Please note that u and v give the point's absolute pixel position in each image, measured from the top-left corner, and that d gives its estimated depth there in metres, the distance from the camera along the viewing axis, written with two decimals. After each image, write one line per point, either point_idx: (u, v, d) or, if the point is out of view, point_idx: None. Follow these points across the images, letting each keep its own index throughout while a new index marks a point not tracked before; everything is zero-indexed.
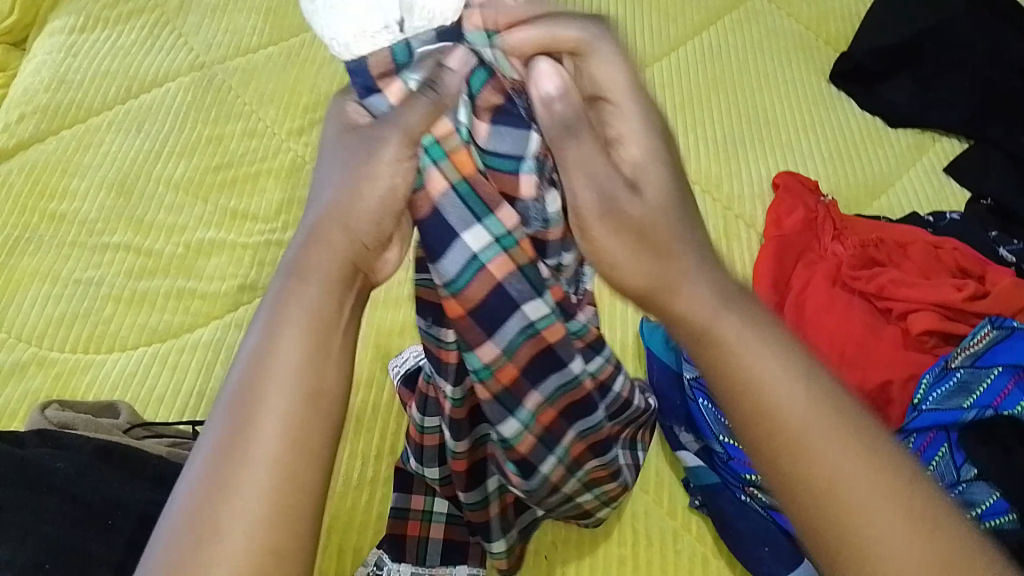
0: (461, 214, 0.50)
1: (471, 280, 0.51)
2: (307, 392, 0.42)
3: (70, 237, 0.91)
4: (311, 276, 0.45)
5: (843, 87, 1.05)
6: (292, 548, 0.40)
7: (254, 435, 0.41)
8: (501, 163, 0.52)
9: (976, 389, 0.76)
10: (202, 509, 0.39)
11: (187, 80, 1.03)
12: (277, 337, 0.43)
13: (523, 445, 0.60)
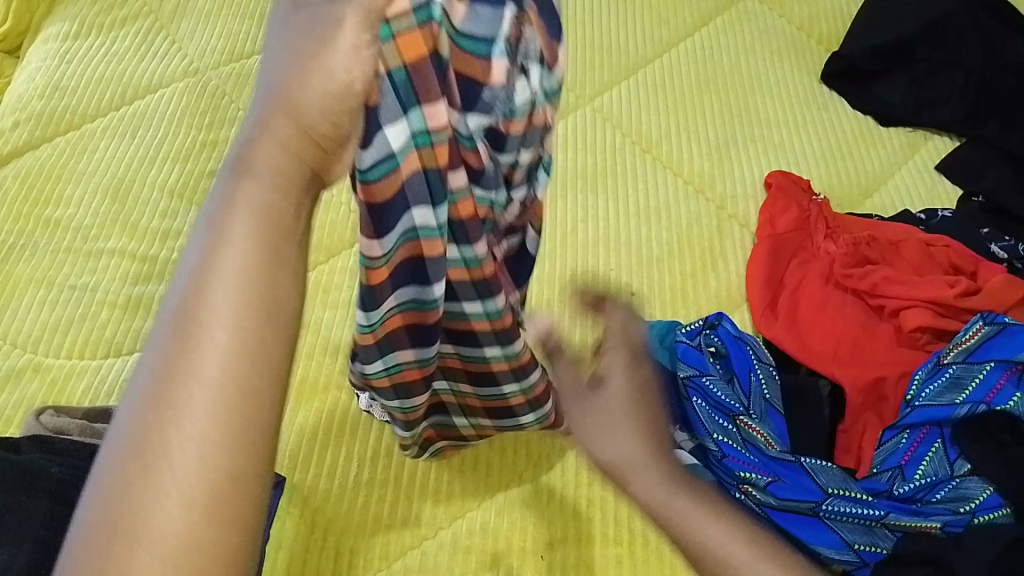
0: (392, 106, 0.41)
1: (384, 175, 0.42)
2: (261, 299, 0.35)
3: (65, 242, 0.91)
4: (261, 169, 0.37)
5: (834, 87, 1.06)
6: (253, 469, 0.34)
7: (198, 357, 0.34)
8: (472, 46, 0.43)
9: (969, 385, 0.77)
10: (145, 432, 0.33)
11: (181, 86, 1.03)
12: (219, 238, 0.36)
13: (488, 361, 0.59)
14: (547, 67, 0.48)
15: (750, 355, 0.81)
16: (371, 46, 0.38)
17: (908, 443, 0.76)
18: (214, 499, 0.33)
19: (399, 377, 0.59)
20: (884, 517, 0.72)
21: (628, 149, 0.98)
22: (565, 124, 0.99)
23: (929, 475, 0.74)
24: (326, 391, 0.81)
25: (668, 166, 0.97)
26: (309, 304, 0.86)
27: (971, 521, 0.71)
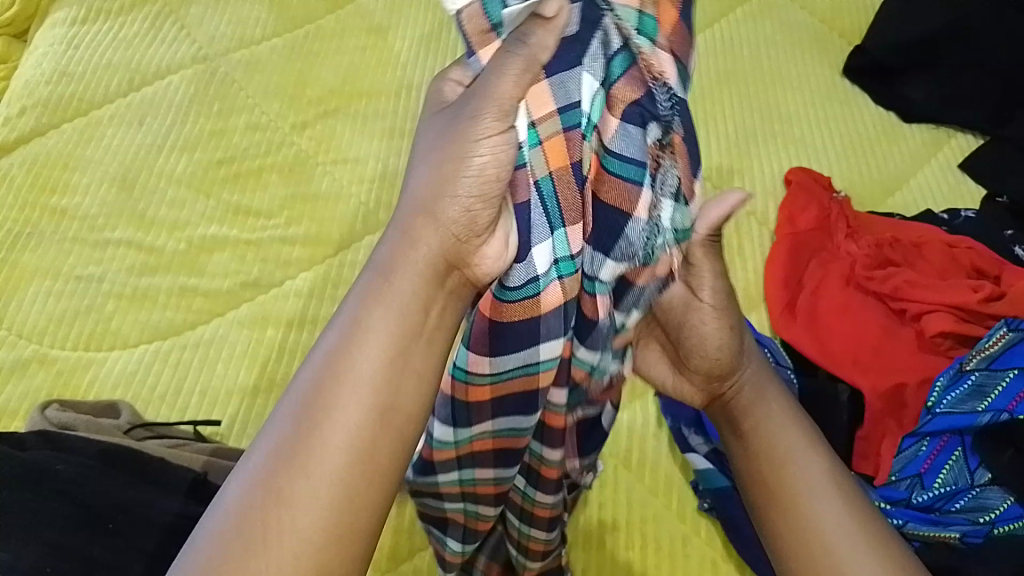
0: (540, 220, 0.49)
1: (526, 298, 0.50)
2: (381, 404, 0.46)
3: (71, 232, 0.89)
4: (397, 277, 0.48)
5: (857, 82, 1.03)
6: (347, 538, 0.44)
7: (322, 445, 0.45)
8: (620, 167, 0.50)
9: (991, 393, 0.75)
10: (277, 483, 0.44)
11: (190, 73, 1.01)
12: (360, 339, 0.47)
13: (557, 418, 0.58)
14: (683, 202, 0.52)
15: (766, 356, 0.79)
16: (506, 128, 0.46)
17: (928, 451, 0.74)
18: (315, 553, 0.43)
19: (469, 447, 0.59)
20: (903, 526, 0.71)
21: None
22: None
23: (949, 484, 0.73)
24: None
25: None
26: (317, 300, 0.87)
27: (990, 532, 0.70)
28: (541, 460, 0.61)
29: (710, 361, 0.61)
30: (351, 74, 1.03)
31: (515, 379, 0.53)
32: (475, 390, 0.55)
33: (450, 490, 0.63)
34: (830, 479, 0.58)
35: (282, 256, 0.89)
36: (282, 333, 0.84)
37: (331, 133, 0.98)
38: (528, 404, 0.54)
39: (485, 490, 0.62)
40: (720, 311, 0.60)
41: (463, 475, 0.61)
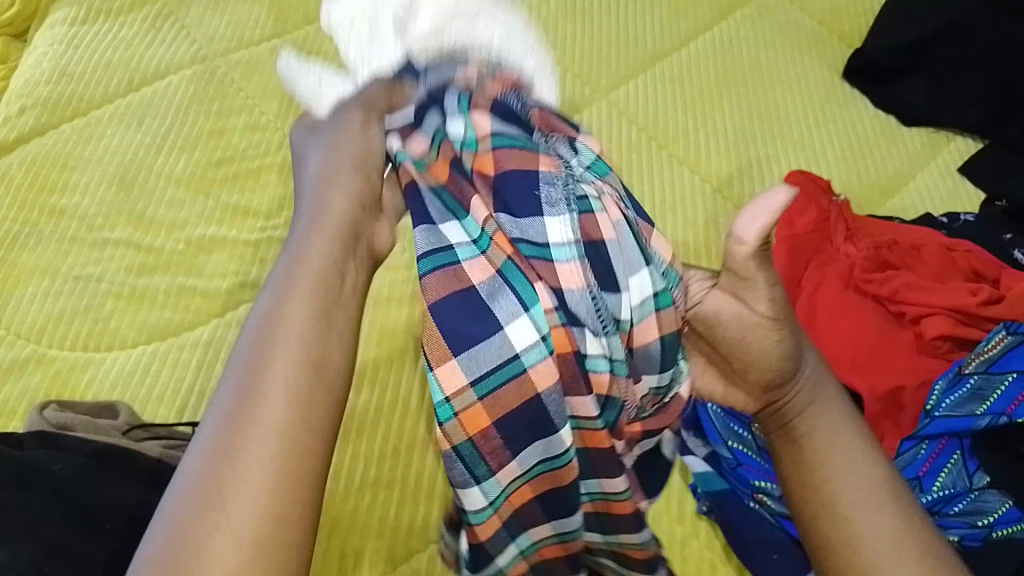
0: (441, 210, 0.60)
1: (443, 269, 0.56)
2: (310, 360, 0.52)
3: (70, 232, 0.89)
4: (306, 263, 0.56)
5: (856, 84, 1.04)
6: (300, 478, 0.48)
7: (262, 405, 0.49)
8: (507, 139, 0.61)
9: (990, 396, 0.74)
10: (226, 448, 0.48)
11: (189, 73, 1.01)
12: (280, 315, 0.53)
13: (598, 437, 0.58)
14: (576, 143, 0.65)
15: None
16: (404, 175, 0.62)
17: (927, 453, 0.74)
18: (279, 495, 0.47)
19: (508, 508, 0.58)
20: None
21: (644, 144, 0.97)
22: (581, 116, 1.00)
23: (948, 487, 0.72)
24: None
25: (684, 163, 0.96)
26: None
27: (988, 536, 0.69)
28: (596, 496, 0.60)
29: (766, 371, 0.61)
30: None
31: (506, 387, 0.54)
32: (468, 417, 0.54)
33: (518, 567, 0.62)
34: (876, 483, 0.57)
35: None
36: None
37: None
38: (540, 421, 0.55)
39: (553, 549, 0.62)
40: (777, 323, 0.60)
41: (523, 544, 0.61)
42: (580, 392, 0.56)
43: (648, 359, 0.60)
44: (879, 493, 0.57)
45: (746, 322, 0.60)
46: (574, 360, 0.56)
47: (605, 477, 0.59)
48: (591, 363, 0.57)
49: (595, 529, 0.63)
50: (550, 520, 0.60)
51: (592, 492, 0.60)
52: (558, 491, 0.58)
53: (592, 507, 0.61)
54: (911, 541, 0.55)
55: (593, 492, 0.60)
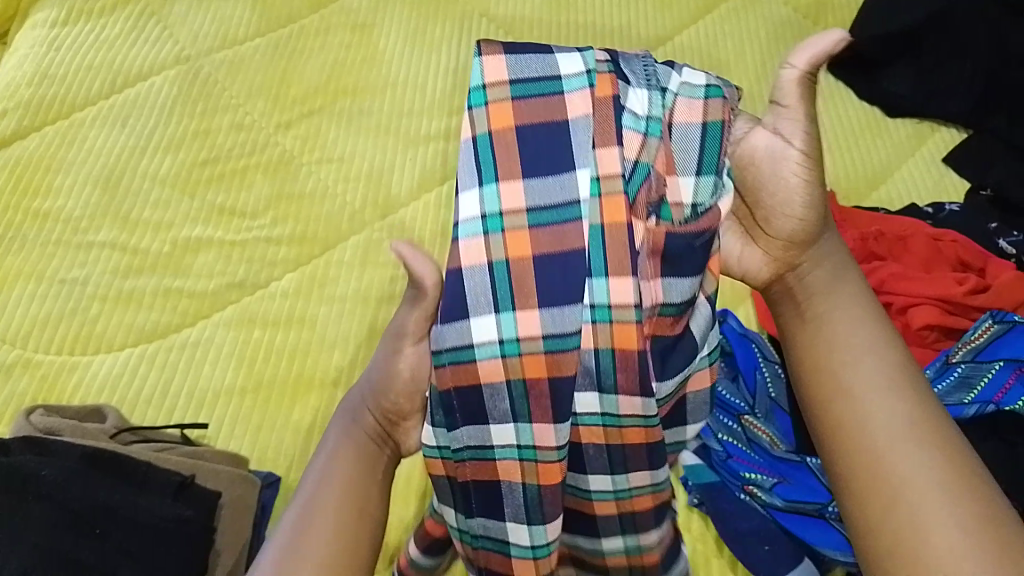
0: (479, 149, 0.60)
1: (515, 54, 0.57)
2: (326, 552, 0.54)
3: (55, 234, 0.89)
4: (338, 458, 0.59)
5: (842, 77, 1.04)
6: None
7: None
8: None
9: (978, 384, 0.74)
10: None
11: (173, 73, 1.01)
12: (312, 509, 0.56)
13: (627, 319, 0.51)
14: None
15: (755, 352, 0.82)
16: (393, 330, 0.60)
17: None
18: None
19: (520, 369, 0.52)
20: None
21: None
22: None
23: None
24: (323, 388, 0.82)
25: None
26: (304, 299, 0.86)
27: None
28: (614, 409, 0.53)
29: (785, 220, 0.60)
30: (336, 72, 1.03)
31: (537, 103, 0.53)
32: (493, 123, 0.53)
33: (509, 470, 0.54)
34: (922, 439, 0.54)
35: (268, 256, 0.89)
36: (268, 334, 0.84)
37: (316, 132, 0.98)
38: (558, 156, 0.53)
39: (551, 472, 0.53)
40: (811, 160, 0.58)
41: (522, 436, 0.53)
42: (611, 142, 0.52)
43: (687, 154, 0.55)
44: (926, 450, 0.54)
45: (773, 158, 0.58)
46: (614, 100, 0.53)
47: (619, 340, 0.51)
48: (626, 109, 0.54)
49: (605, 473, 0.55)
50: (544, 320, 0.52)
51: (607, 395, 0.52)
52: (562, 270, 0.52)
53: (605, 437, 0.54)
54: (940, 486, 0.52)
55: (607, 390, 0.52)
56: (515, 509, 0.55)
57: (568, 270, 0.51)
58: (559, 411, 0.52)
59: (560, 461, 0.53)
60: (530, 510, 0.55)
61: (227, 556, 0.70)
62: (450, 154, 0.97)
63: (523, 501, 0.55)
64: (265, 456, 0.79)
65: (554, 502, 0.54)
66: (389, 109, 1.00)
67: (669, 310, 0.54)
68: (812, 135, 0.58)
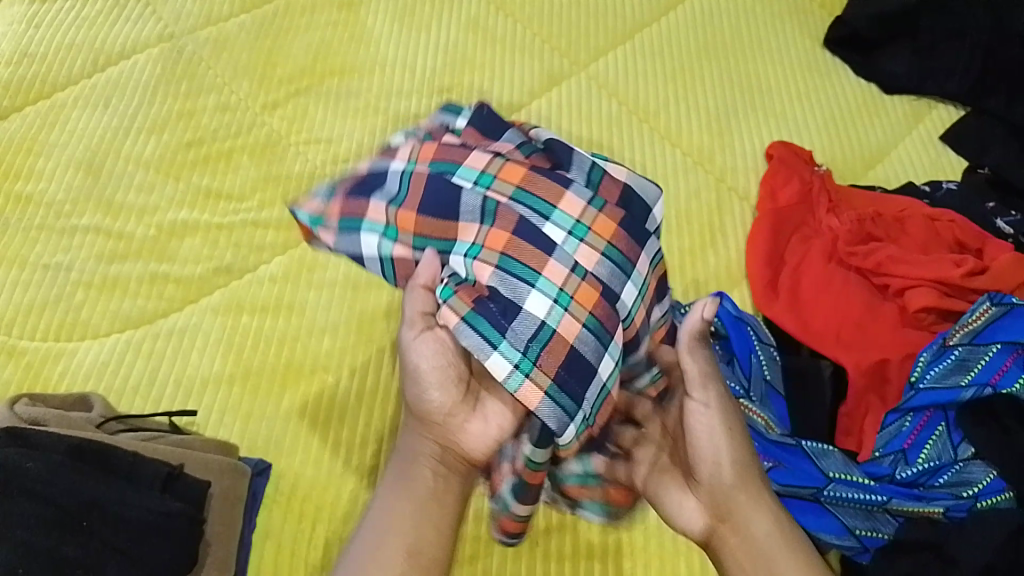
0: (358, 243, 0.62)
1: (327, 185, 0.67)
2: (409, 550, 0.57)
3: (37, 219, 0.87)
4: (413, 460, 0.61)
5: (838, 53, 1.02)
6: None
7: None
8: (387, 268, 0.62)
9: (974, 367, 0.73)
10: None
11: (156, 52, 0.99)
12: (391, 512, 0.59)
13: (503, 166, 0.60)
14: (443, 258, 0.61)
15: (750, 336, 0.77)
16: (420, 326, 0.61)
17: (911, 426, 0.73)
18: None
19: (492, 253, 0.58)
20: (887, 503, 0.70)
21: (624, 118, 0.96)
22: (559, 90, 0.98)
23: (932, 459, 0.71)
24: (312, 374, 0.81)
25: (665, 137, 0.95)
26: (292, 285, 0.85)
27: (973, 506, 0.69)
28: (570, 223, 0.58)
29: (711, 467, 0.64)
30: (322, 51, 1.01)
31: (347, 183, 0.64)
32: (332, 213, 0.63)
33: (570, 328, 0.56)
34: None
35: (255, 241, 0.87)
36: (256, 320, 0.83)
37: (303, 112, 0.96)
38: (373, 184, 0.63)
39: (588, 293, 0.57)
40: (709, 403, 0.65)
41: (550, 291, 0.57)
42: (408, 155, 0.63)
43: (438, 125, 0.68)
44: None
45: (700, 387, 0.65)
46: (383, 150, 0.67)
47: (507, 175, 0.60)
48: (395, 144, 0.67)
49: (622, 279, 0.59)
50: (467, 222, 0.59)
51: (554, 216, 0.58)
52: (428, 196, 0.60)
53: (596, 251, 0.58)
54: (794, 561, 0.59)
55: (549, 213, 0.59)
56: (590, 343, 0.57)
57: (444, 187, 0.60)
58: (544, 254, 0.57)
59: (582, 280, 0.57)
60: (599, 333, 0.57)
61: (218, 547, 0.69)
62: None
63: (596, 337, 0.57)
64: (255, 443, 0.77)
65: (607, 312, 0.58)
66: (378, 89, 0.98)
67: (522, 153, 0.64)
68: (706, 376, 0.65)
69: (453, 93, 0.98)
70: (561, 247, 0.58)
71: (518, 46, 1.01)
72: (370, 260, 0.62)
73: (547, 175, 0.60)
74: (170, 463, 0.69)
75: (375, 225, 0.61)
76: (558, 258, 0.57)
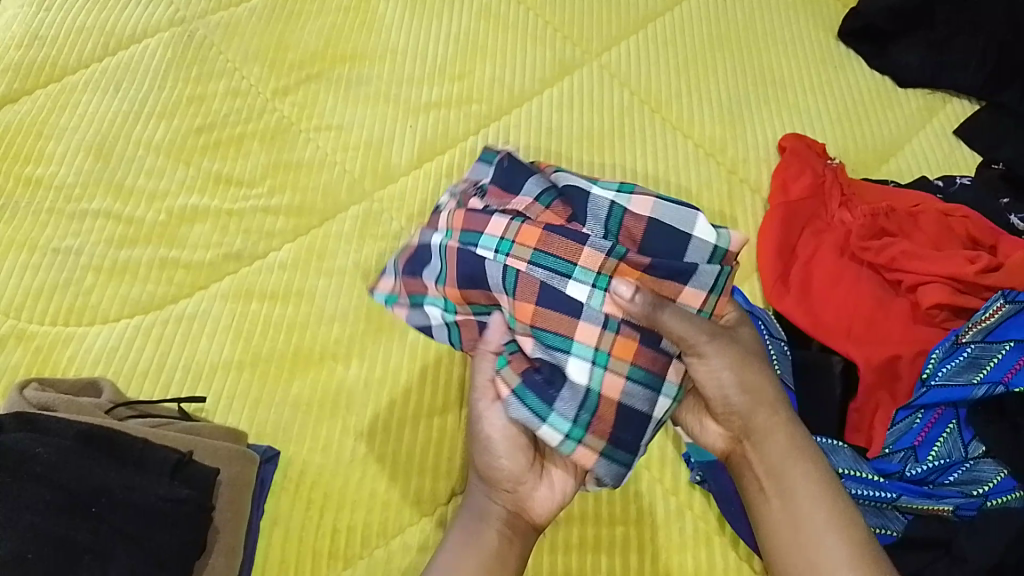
0: (424, 319, 0.64)
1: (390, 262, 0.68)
2: None
3: (47, 203, 0.87)
4: (478, 516, 0.64)
5: (852, 46, 1.02)
6: None
7: None
8: (456, 338, 0.64)
9: (987, 365, 0.72)
10: None
11: (167, 36, 0.98)
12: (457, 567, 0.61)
13: (522, 231, 0.58)
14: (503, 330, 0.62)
15: (761, 329, 0.77)
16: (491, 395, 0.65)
17: (922, 423, 0.73)
18: None
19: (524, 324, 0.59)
20: (897, 500, 0.70)
21: (636, 109, 0.95)
22: (571, 79, 0.97)
23: (942, 457, 0.71)
24: (321, 361, 0.81)
25: (677, 128, 0.94)
26: (301, 272, 0.85)
27: (983, 505, 0.70)
28: (591, 276, 0.59)
29: (726, 404, 0.65)
30: (333, 37, 1.00)
31: (401, 263, 0.65)
32: (400, 292, 0.65)
33: (612, 385, 0.59)
34: (845, 519, 0.61)
35: (265, 227, 0.87)
36: (266, 307, 0.83)
37: (313, 99, 0.96)
38: (421, 260, 0.63)
39: (626, 346, 0.59)
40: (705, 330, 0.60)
41: (585, 355, 0.59)
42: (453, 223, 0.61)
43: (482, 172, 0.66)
44: (850, 529, 0.60)
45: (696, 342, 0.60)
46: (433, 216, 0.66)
47: (524, 238, 0.58)
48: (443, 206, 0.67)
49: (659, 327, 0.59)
50: (495, 292, 0.59)
51: (575, 275, 0.59)
52: (456, 268, 0.59)
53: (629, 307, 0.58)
54: (830, 523, 0.61)
55: (571, 272, 0.58)
56: (634, 394, 0.59)
57: (469, 258, 0.59)
58: (573, 320, 0.58)
59: (614, 333, 0.59)
60: (644, 382, 0.60)
61: (227, 533, 0.69)
62: (450, 123, 0.94)
63: (642, 386, 0.60)
64: (263, 430, 0.77)
65: (649, 358, 0.60)
66: (389, 77, 0.97)
67: (542, 201, 0.61)
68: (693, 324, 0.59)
69: (464, 81, 0.97)
70: (589, 305, 0.59)
71: (530, 34, 1.01)
72: (442, 332, 0.64)
73: (564, 229, 0.59)
74: (180, 450, 0.69)
75: (433, 301, 0.63)
76: (586, 317, 0.59)
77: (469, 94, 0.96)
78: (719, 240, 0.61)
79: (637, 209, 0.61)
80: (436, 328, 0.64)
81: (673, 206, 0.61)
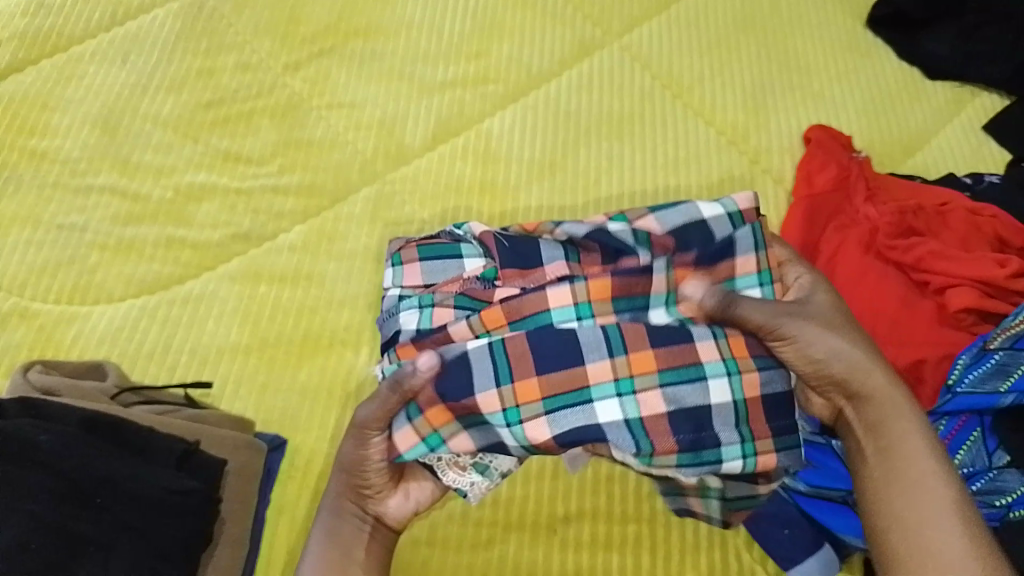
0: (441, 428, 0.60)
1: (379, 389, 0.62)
2: None
3: (52, 177, 0.85)
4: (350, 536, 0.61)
5: (881, 34, 0.99)
6: None
7: None
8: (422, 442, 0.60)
9: (1015, 373, 0.70)
10: None
11: (176, 6, 0.95)
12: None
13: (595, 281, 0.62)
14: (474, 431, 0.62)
15: None
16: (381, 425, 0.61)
17: (946, 430, 0.72)
18: None
19: (628, 367, 0.58)
20: None
21: (657, 93, 0.92)
22: (591, 61, 0.95)
23: (966, 465, 0.70)
24: (330, 347, 0.78)
25: (699, 114, 0.92)
26: (311, 255, 0.83)
27: (1006, 516, 0.67)
28: (662, 298, 0.63)
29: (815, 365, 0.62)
30: (347, 11, 0.98)
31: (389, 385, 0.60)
32: (426, 416, 0.60)
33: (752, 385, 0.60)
34: (945, 491, 0.57)
35: (274, 208, 0.85)
36: (274, 290, 0.81)
37: (325, 75, 0.93)
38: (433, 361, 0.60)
39: (643, 360, 0.59)
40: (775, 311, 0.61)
41: (727, 367, 0.60)
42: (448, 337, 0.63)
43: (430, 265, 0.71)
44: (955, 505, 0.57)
45: (776, 328, 0.61)
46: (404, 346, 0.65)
47: (597, 296, 0.62)
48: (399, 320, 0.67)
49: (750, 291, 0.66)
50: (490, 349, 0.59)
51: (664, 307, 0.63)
52: (450, 380, 0.59)
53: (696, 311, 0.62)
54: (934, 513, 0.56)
55: (645, 305, 0.62)
56: (697, 391, 0.59)
57: (555, 342, 0.59)
58: (687, 346, 0.60)
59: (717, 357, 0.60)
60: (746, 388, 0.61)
61: (232, 524, 0.68)
62: (465, 103, 0.91)
63: (772, 370, 0.62)
64: (270, 417, 0.76)
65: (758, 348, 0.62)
66: (404, 54, 0.95)
67: (572, 261, 0.65)
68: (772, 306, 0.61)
69: (481, 60, 0.94)
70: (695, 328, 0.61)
71: (550, 12, 0.98)
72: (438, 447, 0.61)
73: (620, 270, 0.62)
74: (186, 439, 0.67)
75: (417, 411, 0.60)
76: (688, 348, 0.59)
77: (486, 74, 0.93)
78: (727, 207, 0.68)
79: (646, 225, 0.67)
80: (455, 426, 0.60)
81: (672, 211, 0.68)
